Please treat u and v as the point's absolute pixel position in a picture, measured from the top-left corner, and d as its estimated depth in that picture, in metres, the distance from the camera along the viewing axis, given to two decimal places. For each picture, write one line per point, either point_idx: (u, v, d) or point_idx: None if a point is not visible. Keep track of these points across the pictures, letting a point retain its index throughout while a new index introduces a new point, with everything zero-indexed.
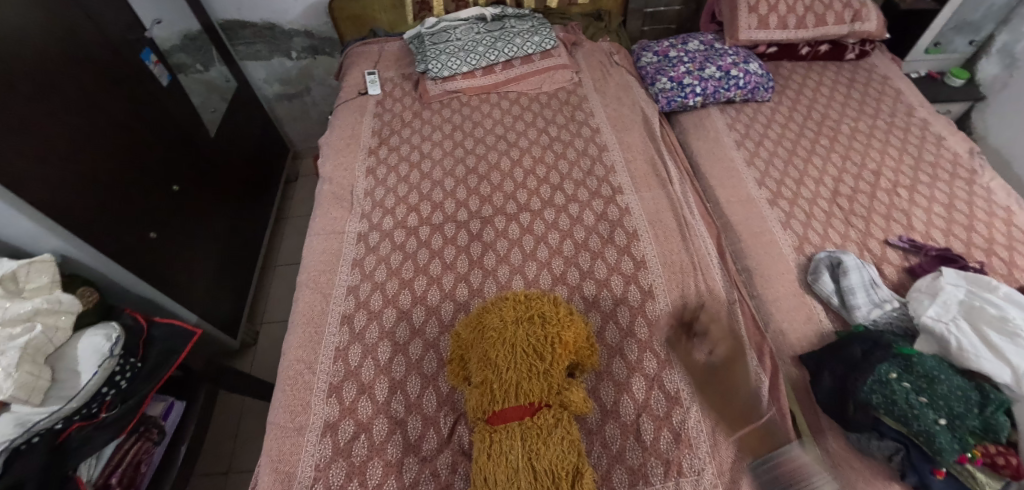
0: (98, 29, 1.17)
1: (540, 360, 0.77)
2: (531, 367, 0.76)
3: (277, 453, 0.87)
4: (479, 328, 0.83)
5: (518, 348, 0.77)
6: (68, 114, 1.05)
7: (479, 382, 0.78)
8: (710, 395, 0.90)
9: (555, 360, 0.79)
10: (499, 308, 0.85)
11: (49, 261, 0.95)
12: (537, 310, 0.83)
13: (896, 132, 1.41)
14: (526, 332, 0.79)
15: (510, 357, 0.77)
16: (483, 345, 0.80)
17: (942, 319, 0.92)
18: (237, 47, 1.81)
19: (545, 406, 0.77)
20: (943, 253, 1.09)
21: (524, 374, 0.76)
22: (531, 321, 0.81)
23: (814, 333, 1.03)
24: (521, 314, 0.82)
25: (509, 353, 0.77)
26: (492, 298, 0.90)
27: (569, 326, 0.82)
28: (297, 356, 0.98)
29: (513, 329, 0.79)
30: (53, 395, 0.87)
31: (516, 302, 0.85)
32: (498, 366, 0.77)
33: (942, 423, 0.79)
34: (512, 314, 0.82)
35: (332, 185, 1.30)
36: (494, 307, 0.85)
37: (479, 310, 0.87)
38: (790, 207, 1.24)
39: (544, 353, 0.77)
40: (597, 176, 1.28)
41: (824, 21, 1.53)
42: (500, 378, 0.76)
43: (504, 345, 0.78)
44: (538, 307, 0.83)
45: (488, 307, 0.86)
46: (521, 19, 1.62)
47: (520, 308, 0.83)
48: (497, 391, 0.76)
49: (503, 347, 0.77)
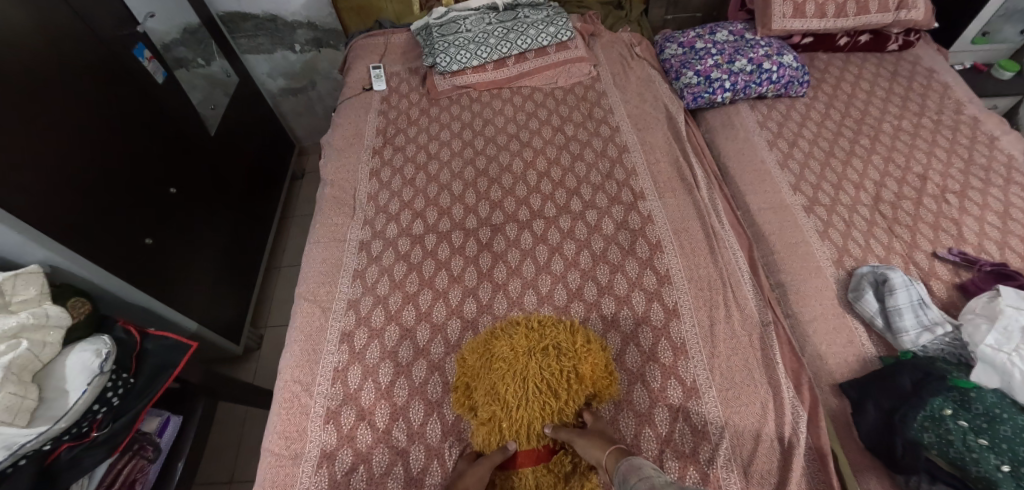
0: (85, 24, 1.10)
1: (554, 399, 0.70)
2: (544, 408, 0.70)
3: (270, 484, 0.81)
4: (487, 357, 0.75)
5: (529, 386, 0.70)
6: (46, 119, 0.97)
7: (485, 420, 0.71)
8: (742, 428, 0.82)
9: (571, 398, 0.71)
10: (509, 336, 0.76)
11: (37, 272, 0.91)
12: (553, 340, 0.75)
13: (943, 131, 1.29)
14: (540, 366, 0.71)
15: (521, 393, 0.70)
16: (491, 377, 0.72)
17: (1003, 349, 0.82)
18: (238, 40, 1.73)
19: (560, 449, 0.72)
20: (999, 268, 0.98)
21: (538, 415, 0.70)
22: (546, 353, 0.73)
23: (855, 358, 0.94)
24: (533, 344, 0.74)
25: (519, 388, 0.70)
26: (502, 321, 0.82)
27: (587, 359, 0.74)
28: (294, 376, 0.92)
29: (525, 362, 0.72)
30: (40, 415, 0.83)
31: (528, 329, 0.77)
32: (509, 407, 0.70)
33: (1006, 470, 0.71)
34: (523, 345, 0.74)
35: (333, 188, 1.23)
36: (503, 334, 0.77)
37: (487, 334, 0.79)
38: (828, 215, 1.14)
39: (559, 391, 0.70)
40: (616, 179, 1.19)
41: (866, 9, 1.40)
42: (510, 416, 0.70)
43: (516, 380, 0.70)
44: (553, 337, 0.75)
45: (497, 334, 0.78)
46: (536, 9, 1.51)
47: (532, 338, 0.75)
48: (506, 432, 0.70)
49: (513, 383, 0.70)
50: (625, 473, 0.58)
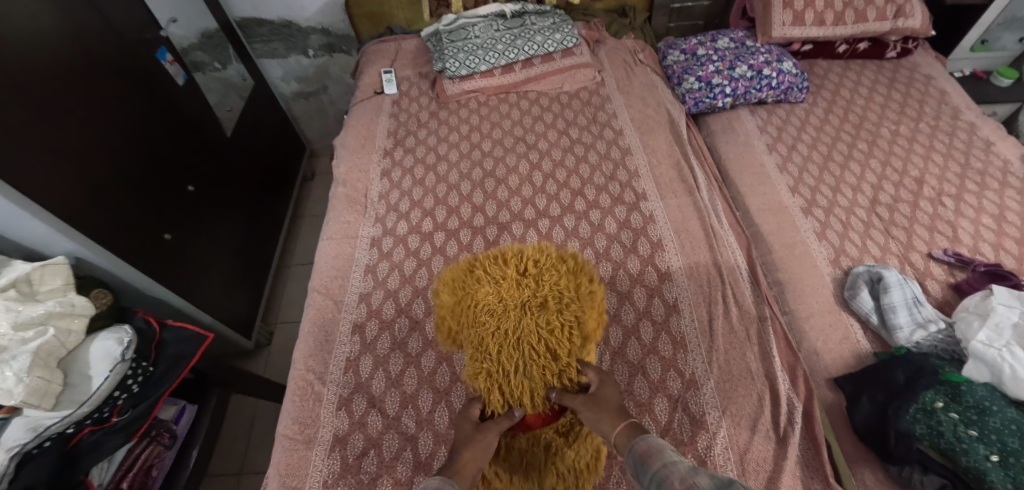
0: (111, 28, 1.16)
1: (553, 360, 0.68)
2: (545, 370, 0.68)
3: (284, 467, 0.85)
4: (473, 310, 0.70)
5: (526, 348, 0.67)
6: (73, 117, 1.02)
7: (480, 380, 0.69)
8: (740, 419, 0.84)
9: (572, 356, 0.69)
10: (499, 284, 0.71)
11: (62, 264, 0.95)
12: (550, 289, 0.70)
13: (940, 137, 1.32)
14: (535, 323, 0.68)
15: (518, 356, 0.68)
16: (481, 334, 0.69)
17: (993, 345, 0.85)
18: (254, 45, 1.79)
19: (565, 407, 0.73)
20: (993, 268, 1.01)
21: (539, 381, 0.68)
22: (543, 306, 0.69)
23: (851, 354, 0.97)
24: (526, 297, 0.69)
25: (516, 350, 0.67)
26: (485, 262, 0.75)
27: (588, 311, 0.70)
28: (307, 365, 0.95)
29: (518, 318, 0.68)
30: (64, 399, 0.87)
31: (519, 276, 0.71)
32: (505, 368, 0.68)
33: (995, 459, 0.74)
34: (516, 294, 0.69)
35: (345, 187, 1.27)
36: (487, 278, 0.72)
37: (470, 280, 0.73)
38: (826, 217, 1.17)
39: (558, 351, 0.68)
40: (619, 180, 1.23)
41: (864, 18, 1.44)
42: (509, 382, 0.68)
43: (511, 339, 0.68)
44: (549, 282, 0.70)
45: (482, 281, 0.72)
46: (542, 16, 1.56)
47: (524, 288, 0.70)
48: (508, 397, 0.69)
49: (508, 343, 0.68)
50: (643, 453, 0.59)
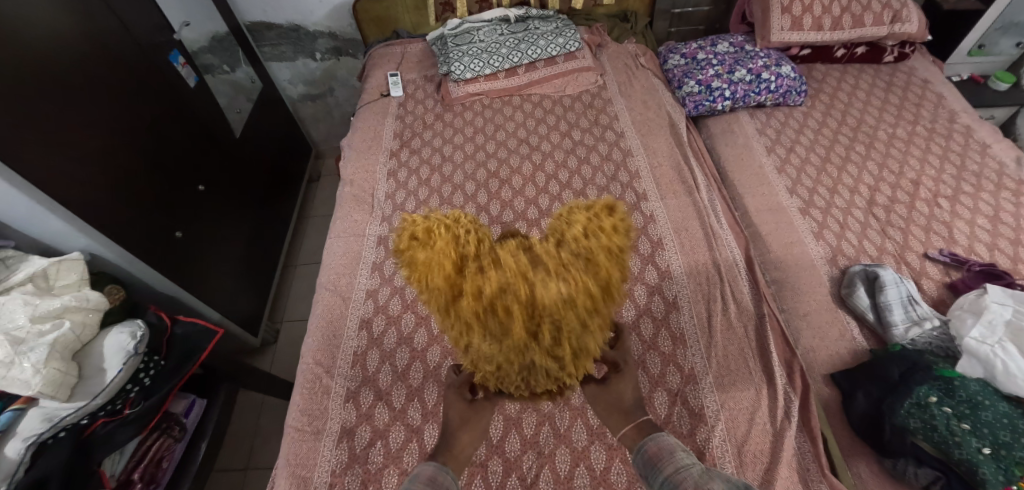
0: (127, 31, 1.19)
1: (562, 377, 0.59)
2: (552, 382, 0.60)
3: (293, 457, 0.87)
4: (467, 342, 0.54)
5: (532, 375, 0.57)
6: (90, 118, 1.05)
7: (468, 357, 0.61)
8: (738, 413, 0.87)
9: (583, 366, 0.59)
10: (501, 339, 0.51)
11: (79, 259, 0.99)
12: (565, 328, 0.51)
13: (937, 139, 1.35)
14: (542, 358, 0.54)
15: (522, 377, 0.58)
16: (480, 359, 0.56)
17: (987, 341, 0.87)
18: (262, 48, 1.83)
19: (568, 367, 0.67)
20: (988, 268, 1.03)
21: (544, 388, 0.61)
22: (552, 343, 0.53)
23: (847, 351, 0.99)
24: (533, 337, 0.52)
25: (520, 374, 0.57)
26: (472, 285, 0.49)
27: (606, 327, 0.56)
28: (315, 358, 0.98)
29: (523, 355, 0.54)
30: (80, 390, 0.90)
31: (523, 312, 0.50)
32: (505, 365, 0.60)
33: (987, 452, 0.76)
34: (523, 350, 0.52)
35: (353, 187, 1.30)
36: (479, 312, 0.50)
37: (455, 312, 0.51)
38: (823, 217, 1.19)
39: (569, 374, 0.58)
40: (620, 181, 1.25)
41: (861, 23, 1.46)
42: (512, 386, 0.61)
43: (514, 368, 0.56)
44: (573, 343, 0.52)
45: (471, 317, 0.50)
46: (545, 21, 1.59)
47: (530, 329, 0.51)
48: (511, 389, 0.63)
49: (511, 371, 0.57)
50: (657, 454, 0.59)
